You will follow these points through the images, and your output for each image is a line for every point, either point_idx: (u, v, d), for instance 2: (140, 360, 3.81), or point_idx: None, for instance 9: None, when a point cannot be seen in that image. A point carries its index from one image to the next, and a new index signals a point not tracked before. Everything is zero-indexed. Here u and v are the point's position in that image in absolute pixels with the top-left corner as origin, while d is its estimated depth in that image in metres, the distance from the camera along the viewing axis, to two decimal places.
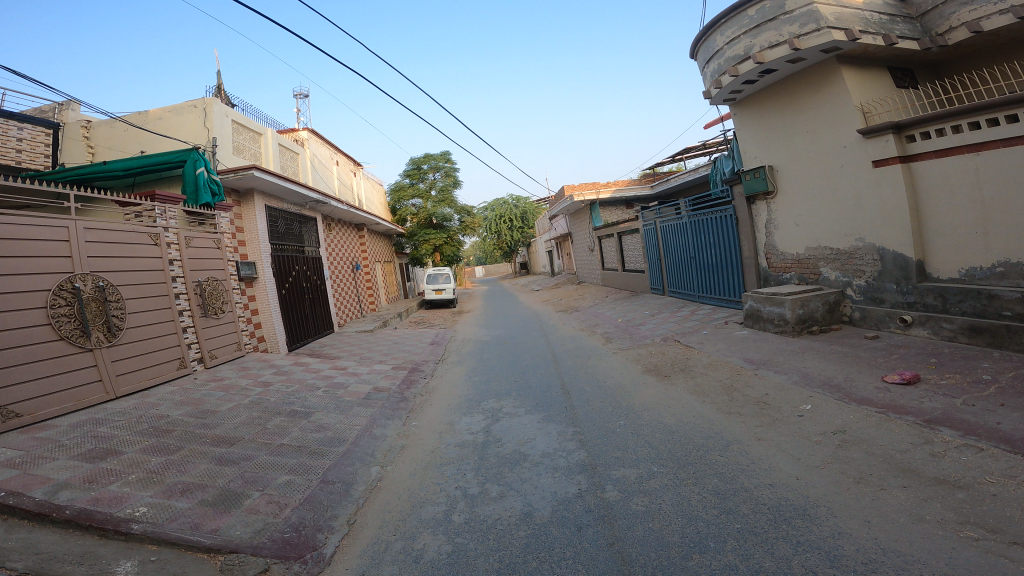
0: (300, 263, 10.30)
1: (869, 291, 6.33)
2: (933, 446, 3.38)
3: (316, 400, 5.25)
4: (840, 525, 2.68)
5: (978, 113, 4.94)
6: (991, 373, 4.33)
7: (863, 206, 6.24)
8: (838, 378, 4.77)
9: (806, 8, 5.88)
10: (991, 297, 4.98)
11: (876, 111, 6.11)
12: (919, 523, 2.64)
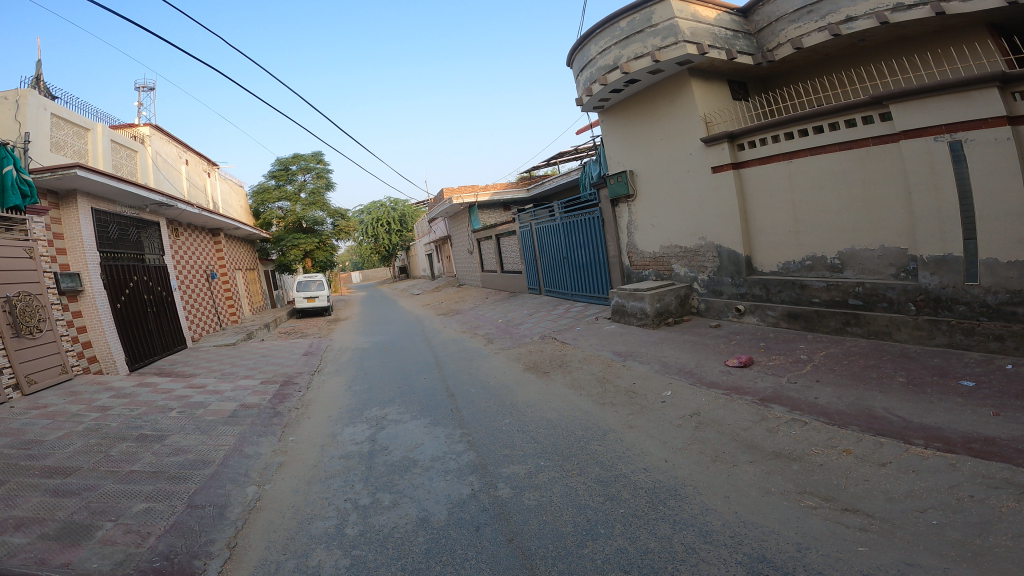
0: (140, 273, 9.10)
1: (712, 284, 7.02)
2: (769, 422, 3.78)
3: (167, 422, 4.63)
4: (706, 503, 2.93)
5: (791, 125, 5.70)
6: (807, 353, 5.01)
7: (704, 208, 6.93)
8: (690, 365, 5.21)
9: (666, 23, 6.43)
10: (803, 287, 5.79)
11: (716, 122, 6.83)
12: (767, 495, 2.98)
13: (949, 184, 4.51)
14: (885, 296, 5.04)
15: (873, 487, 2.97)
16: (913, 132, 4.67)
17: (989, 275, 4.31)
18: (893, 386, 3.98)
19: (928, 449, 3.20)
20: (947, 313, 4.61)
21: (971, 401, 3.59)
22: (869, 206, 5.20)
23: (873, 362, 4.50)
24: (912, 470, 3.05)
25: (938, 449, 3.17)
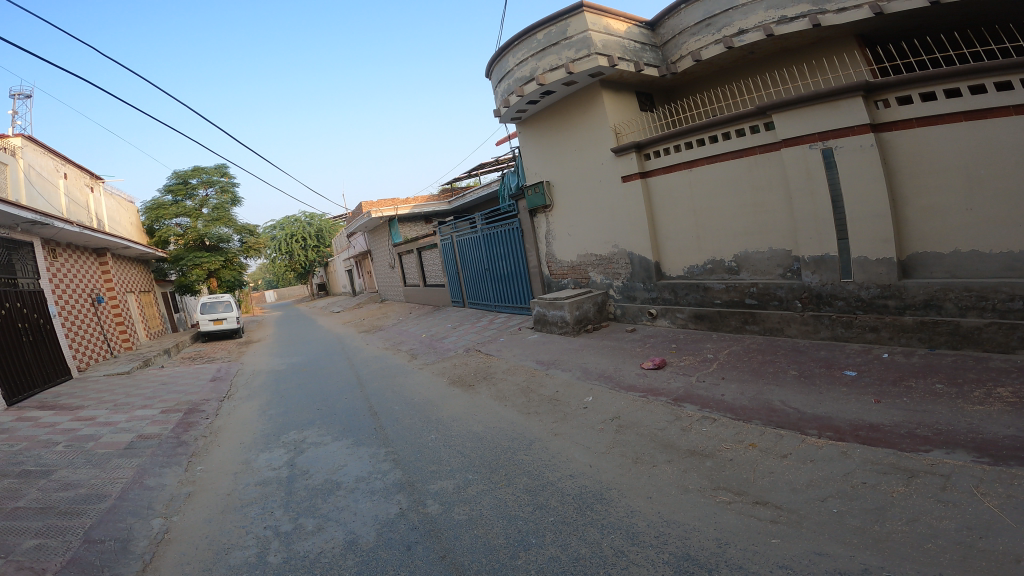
0: (12, 297, 8.13)
1: (626, 290, 7.32)
2: (682, 421, 3.88)
3: (52, 457, 4.13)
4: (631, 504, 3.00)
5: (690, 134, 6.05)
6: (713, 352, 5.29)
7: (617, 216, 7.21)
8: (609, 369, 5.34)
9: (581, 36, 6.68)
10: (706, 289, 6.15)
11: (626, 132, 7.13)
12: (685, 493, 3.11)
13: (824, 189, 4.96)
14: (775, 295, 5.47)
15: (778, 478, 3.18)
16: (793, 140, 5.09)
17: (862, 271, 4.80)
18: (788, 379, 4.29)
19: (822, 438, 3.46)
20: (829, 308, 5.06)
21: (854, 389, 3.95)
22: (758, 212, 5.61)
23: (771, 357, 4.83)
24: (810, 460, 3.29)
25: (830, 437, 3.45)
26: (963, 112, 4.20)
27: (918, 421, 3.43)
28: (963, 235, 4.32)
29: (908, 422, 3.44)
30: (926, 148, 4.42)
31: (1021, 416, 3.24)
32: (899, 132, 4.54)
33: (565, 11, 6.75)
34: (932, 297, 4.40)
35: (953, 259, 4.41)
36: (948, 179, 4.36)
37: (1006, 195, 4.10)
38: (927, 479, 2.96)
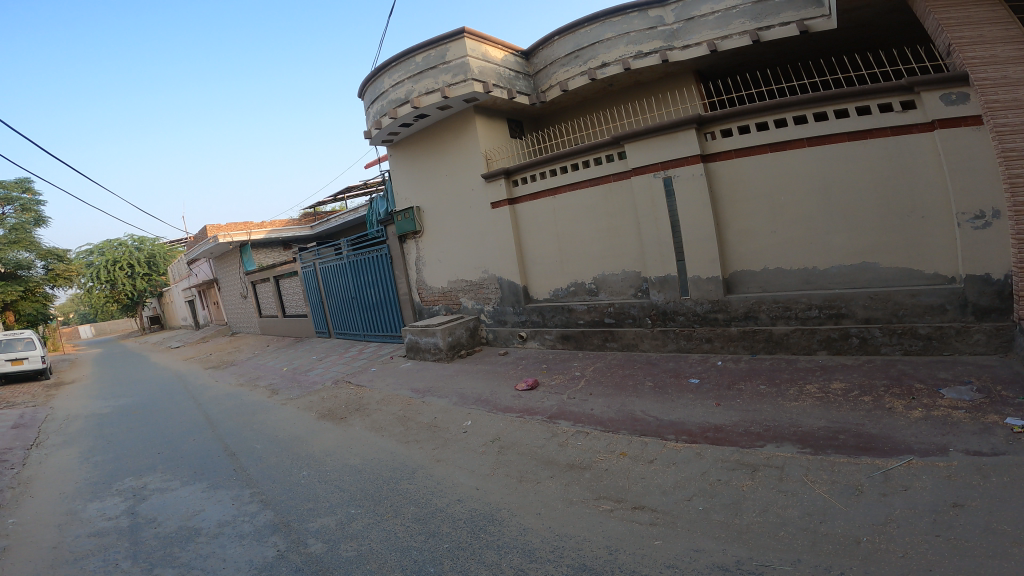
0: None
1: (497, 314, 7.23)
2: (558, 437, 3.93)
3: None
4: (523, 522, 2.92)
5: (555, 162, 6.20)
6: (580, 369, 5.47)
7: (485, 242, 7.17)
8: (485, 393, 5.10)
9: (460, 60, 6.50)
10: (570, 310, 6.33)
11: (497, 158, 7.08)
12: (571, 505, 3.10)
13: (665, 216, 5.36)
14: (629, 313, 5.83)
15: (651, 482, 3.31)
16: (641, 168, 5.42)
17: (696, 289, 5.30)
18: (646, 390, 4.53)
19: (678, 441, 3.68)
20: (672, 322, 5.52)
21: (698, 395, 4.31)
22: (613, 236, 5.88)
23: (630, 371, 5.12)
24: (673, 463, 3.47)
25: (686, 440, 3.68)
26: (769, 144, 4.81)
27: (752, 419, 3.82)
28: (767, 256, 4.96)
29: (745, 421, 3.81)
30: (741, 176, 4.98)
31: (829, 408, 3.79)
32: (721, 163, 5.05)
33: (444, 35, 6.55)
34: (750, 309, 5.03)
35: (762, 277, 5.03)
36: (756, 205, 4.95)
37: (800, 219, 4.78)
38: (768, 471, 3.31)
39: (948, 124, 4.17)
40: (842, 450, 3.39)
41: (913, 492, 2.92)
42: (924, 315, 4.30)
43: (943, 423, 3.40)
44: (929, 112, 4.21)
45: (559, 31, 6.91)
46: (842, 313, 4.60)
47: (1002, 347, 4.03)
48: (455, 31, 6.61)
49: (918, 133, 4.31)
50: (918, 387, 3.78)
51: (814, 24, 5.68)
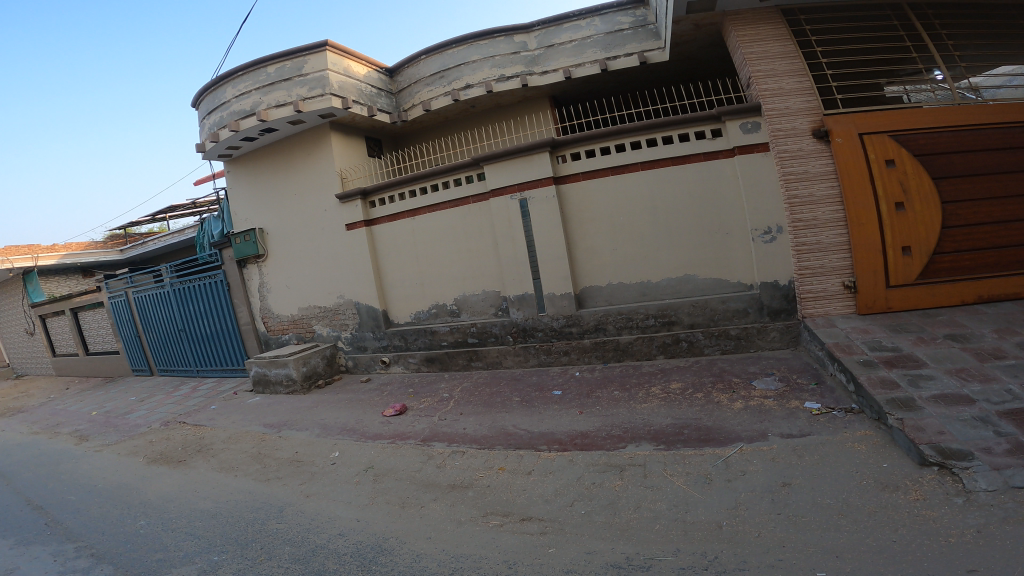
0: None
1: (355, 340, 6.63)
2: (435, 458, 3.72)
3: None
4: (415, 549, 2.67)
5: (415, 182, 5.93)
6: (448, 391, 5.15)
7: (340, 265, 6.61)
8: (351, 422, 4.62)
9: (318, 74, 6.13)
10: (433, 332, 6.02)
11: (354, 177, 6.63)
12: (461, 525, 2.92)
13: (521, 237, 5.37)
14: (491, 332, 5.70)
15: (532, 493, 3.26)
16: (499, 190, 5.39)
17: (552, 305, 5.38)
18: (514, 405, 4.53)
19: (551, 451, 3.71)
20: (532, 338, 5.53)
21: (563, 405, 4.44)
22: (472, 257, 5.77)
23: (496, 389, 4.99)
24: (550, 472, 3.48)
25: (557, 449, 3.73)
26: (610, 169, 5.08)
27: (612, 423, 4.01)
28: (607, 273, 5.24)
29: (605, 426, 3.99)
30: (586, 199, 5.20)
31: (672, 407, 4.13)
32: (571, 185, 5.23)
33: (302, 47, 6.16)
34: (599, 321, 5.25)
35: (607, 291, 5.27)
36: (598, 226, 5.21)
37: (635, 237, 5.10)
38: (634, 470, 3.44)
39: (745, 150, 4.74)
40: (688, 443, 3.66)
41: (750, 475, 3.26)
42: (732, 317, 4.90)
43: (757, 412, 3.89)
44: (731, 140, 4.73)
45: (425, 51, 6.70)
46: (673, 320, 5.03)
47: (793, 341, 4.71)
48: (315, 44, 6.25)
49: (722, 159, 4.84)
50: (736, 382, 4.33)
51: (652, 55, 5.96)
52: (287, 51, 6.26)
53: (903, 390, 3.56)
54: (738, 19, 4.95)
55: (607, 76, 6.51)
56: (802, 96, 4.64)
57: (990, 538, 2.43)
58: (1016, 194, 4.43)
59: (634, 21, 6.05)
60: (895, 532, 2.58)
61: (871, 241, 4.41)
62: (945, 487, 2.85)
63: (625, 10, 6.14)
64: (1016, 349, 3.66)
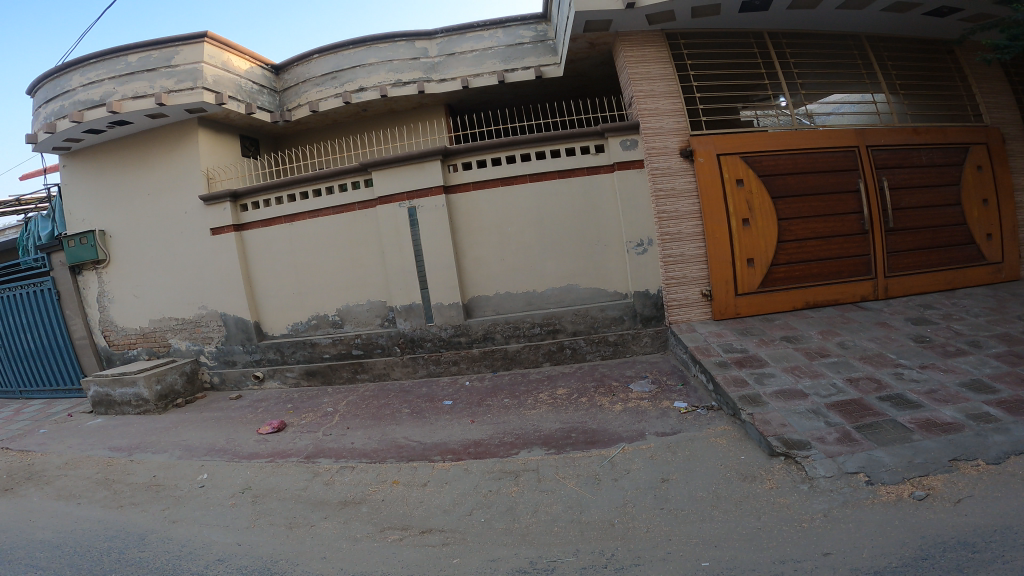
0: None
1: (222, 354, 6.08)
2: (322, 476, 3.49)
3: None
4: (309, 569, 2.47)
5: (295, 186, 5.67)
6: (332, 405, 4.93)
7: (203, 273, 6.07)
8: (219, 441, 4.32)
9: (189, 66, 5.74)
10: (313, 344, 5.72)
11: (220, 178, 6.20)
12: (355, 542, 2.73)
13: (408, 245, 5.35)
14: (377, 342, 5.54)
15: (429, 505, 3.12)
16: (387, 197, 5.35)
17: (440, 315, 5.37)
18: (404, 416, 4.40)
19: (445, 461, 3.62)
20: (420, 349, 5.45)
21: (454, 414, 4.37)
22: (357, 265, 5.58)
23: (385, 400, 4.84)
24: (445, 482, 3.36)
25: (452, 459, 3.64)
26: (500, 179, 5.23)
27: (504, 430, 4.02)
28: (495, 282, 5.34)
29: (498, 433, 3.98)
30: (475, 209, 5.28)
31: (559, 411, 4.25)
32: (460, 195, 5.27)
33: (172, 37, 5.75)
34: (487, 331, 5.33)
35: (495, 301, 5.36)
36: (487, 236, 5.30)
37: (520, 248, 5.28)
38: (528, 475, 3.39)
39: (624, 166, 5.07)
40: (576, 446, 3.71)
41: (634, 473, 3.34)
42: (610, 324, 5.23)
43: (635, 412, 4.09)
44: (612, 155, 5.06)
45: (317, 50, 6.53)
46: (557, 329, 5.26)
47: (661, 346, 5.16)
48: (187, 35, 5.85)
49: (603, 174, 5.16)
50: (615, 385, 4.58)
51: (547, 70, 6.31)
52: (154, 40, 5.81)
53: (751, 386, 3.92)
54: (627, 41, 5.12)
55: (504, 89, 6.69)
56: (673, 117, 5.04)
57: (836, 521, 2.63)
58: (841, 211, 5.10)
59: (535, 36, 6.31)
60: (759, 520, 2.74)
61: (723, 254, 4.98)
62: (792, 474, 3.10)
63: (527, 25, 6.39)
64: (836, 348, 4.28)
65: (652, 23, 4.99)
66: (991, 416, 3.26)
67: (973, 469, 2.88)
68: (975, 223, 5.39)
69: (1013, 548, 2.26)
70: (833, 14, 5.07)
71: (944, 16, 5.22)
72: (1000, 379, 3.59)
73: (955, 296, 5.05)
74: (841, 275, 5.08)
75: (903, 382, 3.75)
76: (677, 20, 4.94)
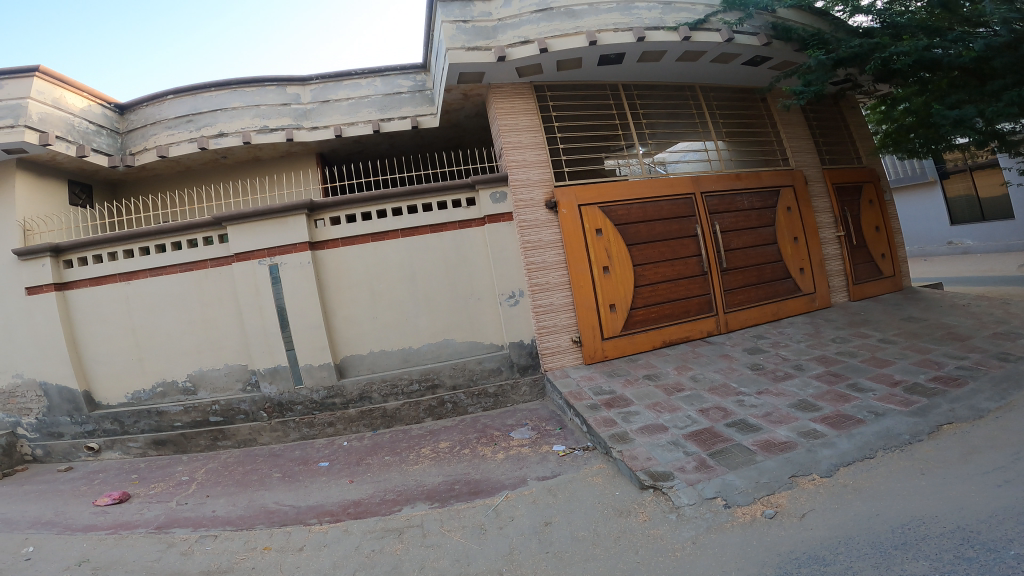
0: None
1: (45, 426, 5.20)
2: (178, 546, 3.09)
3: None
4: None
5: (133, 242, 5.19)
6: (188, 473, 4.43)
7: (14, 337, 5.21)
8: (48, 514, 3.77)
9: (11, 102, 5.27)
10: (160, 413, 5.09)
11: (39, 230, 5.49)
12: None
13: (271, 304, 5.06)
14: (239, 409, 5.05)
15: (308, 569, 2.77)
16: (245, 254, 5.07)
17: (310, 377, 5.06)
18: (273, 481, 4.01)
19: (323, 523, 3.27)
20: (290, 413, 5.06)
21: (331, 475, 4.04)
22: (208, 327, 5.17)
23: (251, 466, 4.41)
24: (323, 545, 3.00)
25: (330, 521, 3.30)
26: (370, 234, 5.21)
27: (385, 488, 3.73)
28: (370, 339, 5.20)
29: (379, 491, 3.69)
30: (344, 266, 5.19)
31: (442, 464, 4.06)
32: (328, 251, 5.18)
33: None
34: (363, 390, 5.09)
35: (369, 359, 5.22)
36: (358, 292, 5.19)
37: (392, 304, 5.22)
38: (413, 531, 3.10)
39: (493, 220, 5.30)
40: (460, 498, 3.50)
41: (517, 519, 3.16)
42: (489, 376, 5.26)
43: (516, 460, 4.02)
44: (483, 209, 5.30)
45: (172, 91, 6.34)
46: (436, 383, 5.17)
47: (540, 393, 5.26)
48: (14, 69, 5.41)
49: (475, 228, 5.37)
50: (497, 435, 4.53)
51: (424, 120, 6.60)
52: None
53: (619, 425, 4.03)
54: (499, 92, 5.57)
55: (379, 138, 6.86)
56: (540, 167, 5.46)
57: (703, 547, 2.65)
58: (683, 254, 5.76)
59: (413, 86, 6.66)
60: (637, 554, 2.68)
61: (588, 301, 5.33)
62: (661, 505, 3.10)
63: (405, 74, 6.72)
64: (689, 382, 4.67)
65: (522, 75, 5.51)
66: (818, 432, 3.62)
67: (810, 483, 3.09)
68: (791, 259, 6.34)
69: (856, 557, 2.39)
70: (672, 65, 5.90)
71: (757, 67, 6.24)
72: (822, 398, 4.10)
73: (781, 326, 5.85)
74: (689, 314, 5.68)
75: (744, 408, 4.11)
76: (544, 72, 5.50)
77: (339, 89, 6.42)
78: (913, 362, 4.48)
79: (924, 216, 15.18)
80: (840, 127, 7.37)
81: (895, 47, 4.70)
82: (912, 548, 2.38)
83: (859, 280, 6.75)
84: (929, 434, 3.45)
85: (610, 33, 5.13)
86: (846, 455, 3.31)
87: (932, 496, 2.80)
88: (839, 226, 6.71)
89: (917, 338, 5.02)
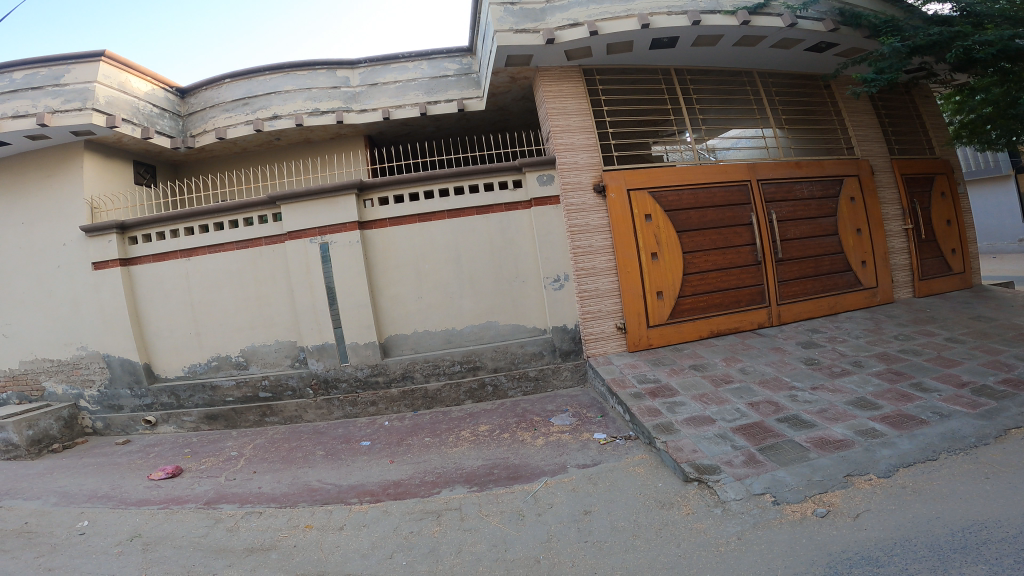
0: None
1: (105, 399, 5.56)
2: (225, 522, 3.28)
3: None
4: None
5: (192, 220, 5.42)
6: (236, 449, 4.66)
7: (83, 310, 5.56)
8: (104, 488, 4.06)
9: (79, 86, 5.53)
10: (214, 387, 5.36)
11: (106, 207, 5.79)
12: None
13: (320, 283, 5.20)
14: (287, 385, 5.26)
15: (347, 549, 2.88)
16: (296, 233, 5.21)
17: (355, 355, 5.20)
18: (317, 459, 4.18)
19: (363, 503, 3.39)
20: (335, 390, 5.23)
21: (371, 455, 4.17)
22: (261, 304, 5.37)
23: (296, 443, 4.60)
24: (362, 525, 3.12)
25: (369, 501, 3.41)
26: (417, 215, 5.25)
27: (425, 470, 3.82)
28: (414, 319, 5.29)
29: (418, 473, 3.78)
30: (392, 245, 5.26)
31: (480, 448, 4.12)
32: (376, 231, 5.25)
33: (62, 56, 5.54)
34: (406, 370, 5.21)
35: (413, 339, 5.31)
36: (405, 272, 5.27)
37: (436, 286, 5.28)
38: (450, 514, 3.17)
39: (540, 203, 5.25)
40: (498, 483, 3.55)
41: (557, 506, 3.18)
42: (530, 360, 5.28)
43: (556, 446, 4.04)
44: (529, 192, 5.24)
45: (230, 75, 6.51)
46: (477, 365, 5.23)
47: (581, 379, 5.25)
48: (81, 54, 5.66)
49: (521, 210, 5.32)
50: (537, 420, 4.55)
51: (470, 103, 6.55)
52: (44, 59, 5.59)
53: (663, 415, 3.97)
54: (548, 75, 5.44)
55: (425, 121, 6.86)
56: (588, 152, 5.33)
57: (749, 543, 2.60)
58: (736, 243, 5.56)
59: (459, 70, 6.61)
60: (678, 547, 2.65)
61: (635, 288, 5.23)
62: (706, 499, 3.05)
63: (451, 58, 6.66)
64: (738, 374, 4.55)
65: (570, 59, 5.35)
66: (877, 431, 3.46)
67: (867, 483, 2.97)
68: (852, 251, 6.02)
69: (912, 559, 2.29)
70: (728, 50, 5.60)
71: (822, 52, 5.85)
72: (881, 396, 3.91)
73: (837, 320, 5.59)
74: (739, 305, 5.50)
75: (797, 403, 3.97)
76: (593, 56, 5.33)
77: (388, 71, 6.43)
78: (982, 363, 4.21)
79: (993, 213, 14.35)
80: (912, 117, 6.86)
81: (978, 35, 4.38)
82: (972, 552, 2.28)
83: (926, 275, 6.35)
84: (996, 438, 3.24)
85: (663, 17, 4.90)
86: (907, 456, 3.16)
87: (998, 500, 2.65)
88: (906, 217, 6.31)
89: (987, 338, 4.70)
